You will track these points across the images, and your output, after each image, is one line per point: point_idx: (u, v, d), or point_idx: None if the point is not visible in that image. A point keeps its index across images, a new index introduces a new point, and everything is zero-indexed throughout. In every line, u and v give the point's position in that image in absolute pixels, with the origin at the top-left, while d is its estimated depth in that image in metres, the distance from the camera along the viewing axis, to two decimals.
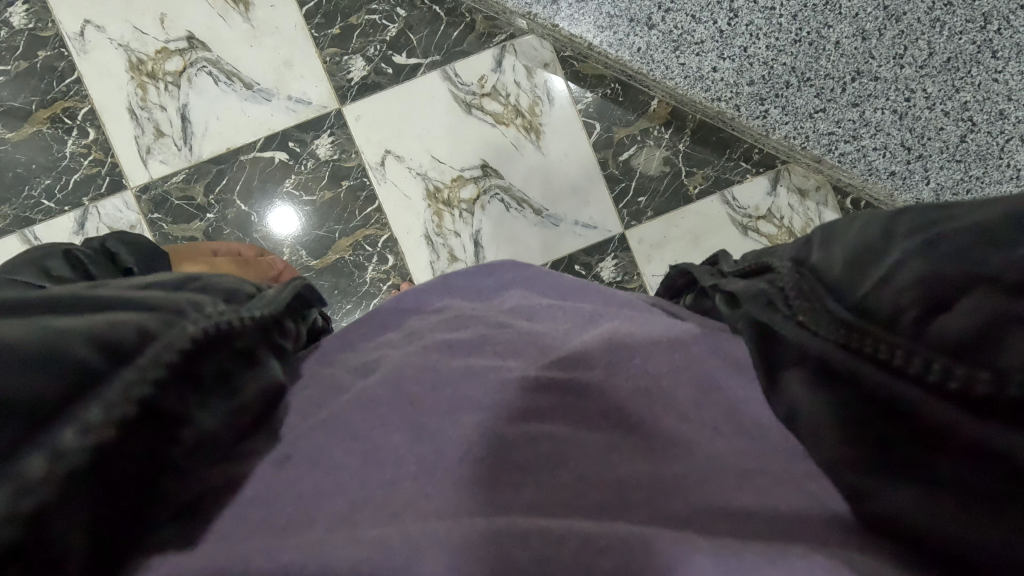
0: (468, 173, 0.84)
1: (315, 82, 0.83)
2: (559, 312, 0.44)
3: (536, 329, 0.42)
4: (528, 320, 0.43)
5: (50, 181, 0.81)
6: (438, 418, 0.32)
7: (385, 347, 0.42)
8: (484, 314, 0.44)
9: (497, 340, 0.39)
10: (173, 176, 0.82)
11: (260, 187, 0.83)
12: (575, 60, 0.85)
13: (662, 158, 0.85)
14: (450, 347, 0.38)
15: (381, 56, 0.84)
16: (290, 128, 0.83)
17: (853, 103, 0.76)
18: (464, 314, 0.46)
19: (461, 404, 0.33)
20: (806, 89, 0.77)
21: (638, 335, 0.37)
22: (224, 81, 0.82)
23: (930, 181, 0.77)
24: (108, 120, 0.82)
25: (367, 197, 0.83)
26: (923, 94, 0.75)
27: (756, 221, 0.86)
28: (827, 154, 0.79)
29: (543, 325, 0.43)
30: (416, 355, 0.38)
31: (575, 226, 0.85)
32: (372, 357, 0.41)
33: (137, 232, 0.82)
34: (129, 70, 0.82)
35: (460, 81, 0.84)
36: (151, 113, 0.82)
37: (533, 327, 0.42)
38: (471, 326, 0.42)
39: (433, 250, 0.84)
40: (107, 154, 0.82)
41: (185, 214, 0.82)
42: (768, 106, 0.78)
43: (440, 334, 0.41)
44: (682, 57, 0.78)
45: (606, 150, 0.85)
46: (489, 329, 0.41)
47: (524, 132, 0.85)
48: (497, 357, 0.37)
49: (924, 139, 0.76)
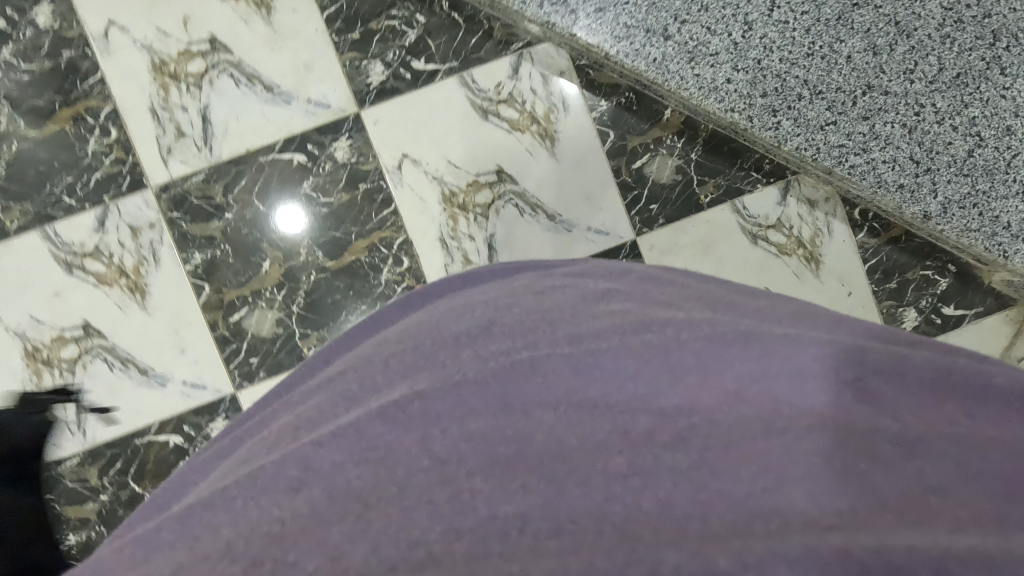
0: (484, 178, 0.86)
1: (334, 86, 0.84)
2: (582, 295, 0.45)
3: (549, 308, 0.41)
4: (551, 302, 0.43)
5: (71, 179, 0.83)
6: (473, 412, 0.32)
7: (414, 337, 0.42)
8: (504, 300, 0.44)
9: (521, 323, 0.40)
10: (192, 176, 0.83)
11: (277, 188, 0.84)
12: (590, 68, 0.87)
13: (674, 166, 0.87)
14: (478, 338, 0.39)
15: (400, 61, 0.85)
16: (309, 131, 0.84)
17: (864, 117, 0.78)
18: (485, 303, 0.46)
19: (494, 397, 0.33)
20: (818, 102, 0.78)
21: (668, 323, 0.37)
22: (244, 84, 0.84)
23: (937, 194, 0.79)
24: (129, 120, 0.83)
25: (383, 200, 0.85)
26: (933, 108, 0.76)
27: (765, 230, 0.87)
28: (838, 165, 0.80)
29: (556, 303, 0.42)
30: (445, 347, 0.39)
31: (587, 231, 0.86)
32: (399, 347, 0.41)
33: (157, 231, 0.83)
34: (151, 71, 0.83)
35: (477, 87, 0.86)
36: (172, 113, 0.83)
37: (557, 310, 0.42)
38: (496, 314, 0.42)
39: (448, 253, 0.85)
40: (128, 153, 0.83)
41: (204, 214, 0.83)
42: (780, 118, 0.79)
43: (466, 323, 0.41)
44: (697, 67, 0.79)
45: (619, 157, 0.86)
46: (516, 318, 0.41)
47: (539, 139, 0.86)
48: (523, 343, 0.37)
49: (933, 152, 0.78)
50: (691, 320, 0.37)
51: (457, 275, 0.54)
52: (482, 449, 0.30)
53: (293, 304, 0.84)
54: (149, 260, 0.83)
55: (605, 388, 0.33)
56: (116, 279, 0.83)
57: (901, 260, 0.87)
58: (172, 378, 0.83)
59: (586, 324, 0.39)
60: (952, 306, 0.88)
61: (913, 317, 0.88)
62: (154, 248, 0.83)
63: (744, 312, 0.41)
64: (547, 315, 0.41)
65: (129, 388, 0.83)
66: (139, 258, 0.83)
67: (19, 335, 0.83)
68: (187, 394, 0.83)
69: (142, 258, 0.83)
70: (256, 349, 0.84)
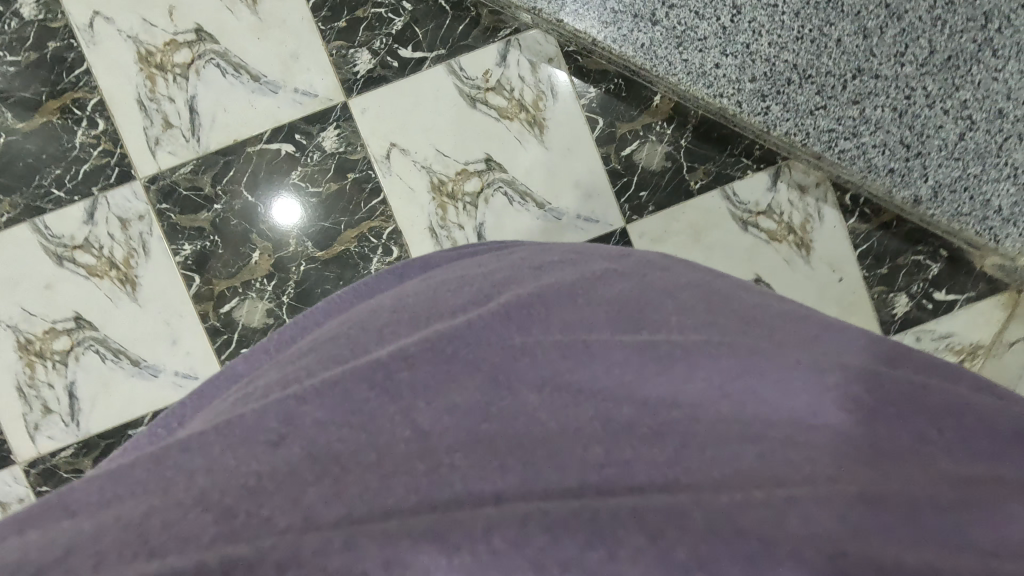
0: (472, 166, 0.85)
1: (322, 75, 0.84)
2: (561, 267, 0.44)
3: (541, 282, 0.41)
4: (527, 274, 0.43)
5: (59, 171, 0.82)
6: (442, 383, 0.32)
7: (385, 307, 0.41)
8: (495, 273, 0.44)
9: (494, 297, 0.39)
10: (180, 167, 0.83)
11: (266, 179, 0.84)
12: (579, 54, 0.86)
13: (664, 153, 0.86)
14: (453, 311, 0.38)
15: (387, 50, 0.85)
16: (297, 121, 0.84)
17: (854, 101, 0.77)
18: (459, 275, 0.45)
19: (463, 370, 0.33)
20: (807, 86, 0.77)
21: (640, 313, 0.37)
22: (231, 74, 0.83)
23: (928, 178, 0.78)
24: (117, 111, 0.83)
25: (372, 189, 0.85)
26: (923, 92, 0.76)
27: (756, 217, 0.87)
28: (828, 150, 0.79)
29: (547, 277, 0.41)
30: (416, 319, 0.38)
31: (577, 219, 0.86)
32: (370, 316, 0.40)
33: (146, 222, 0.83)
34: (138, 62, 0.83)
35: (465, 75, 0.85)
36: (159, 104, 0.83)
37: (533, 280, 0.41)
38: (470, 285, 0.42)
39: (438, 242, 0.85)
40: (116, 144, 0.83)
41: (193, 206, 0.83)
42: (769, 103, 0.79)
43: (439, 297, 0.41)
44: (686, 52, 0.79)
45: (608, 144, 0.86)
46: (490, 290, 0.40)
47: (527, 127, 0.86)
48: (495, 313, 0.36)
49: (923, 136, 0.77)
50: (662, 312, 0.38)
51: (436, 254, 0.54)
52: (451, 423, 0.30)
53: (283, 294, 0.84)
54: (139, 252, 0.84)
55: (576, 363, 0.33)
56: (106, 271, 0.83)
57: (892, 246, 0.87)
58: (164, 370, 0.84)
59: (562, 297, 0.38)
60: (944, 291, 0.88)
61: (905, 302, 0.88)
62: (144, 240, 0.83)
63: (731, 300, 0.41)
64: (522, 285, 0.40)
65: (122, 380, 0.84)
66: (129, 250, 0.83)
67: (12, 327, 0.83)
68: (179, 385, 0.84)
69: (131, 250, 0.83)
70: (247, 339, 0.84)
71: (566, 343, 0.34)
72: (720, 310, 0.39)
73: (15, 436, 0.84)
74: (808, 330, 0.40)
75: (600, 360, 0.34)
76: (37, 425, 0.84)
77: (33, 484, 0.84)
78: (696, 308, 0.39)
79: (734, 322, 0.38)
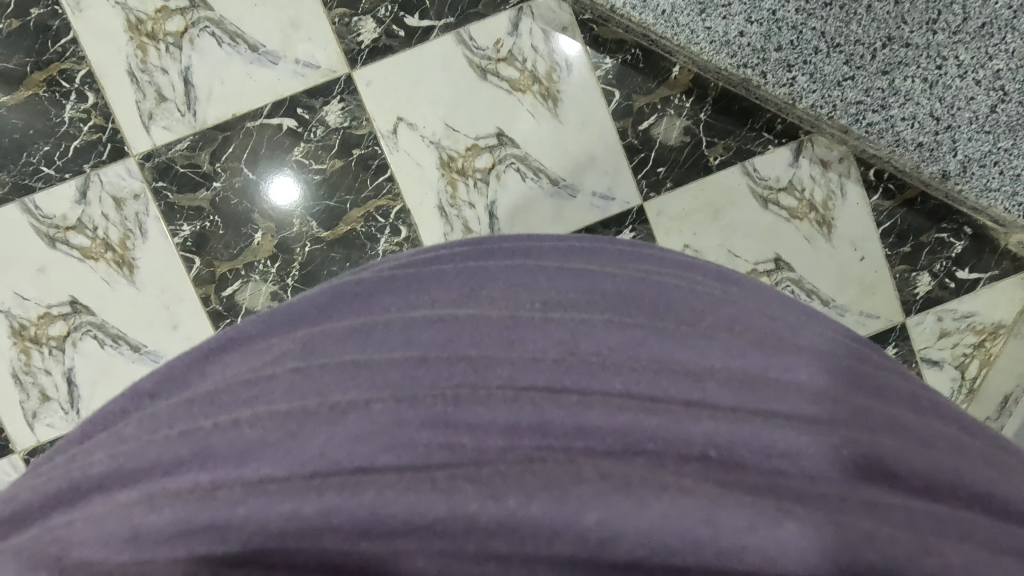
0: (483, 142, 0.82)
1: (324, 45, 0.80)
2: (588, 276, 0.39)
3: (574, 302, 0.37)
4: (540, 261, 0.40)
5: (48, 147, 0.78)
6: (483, 386, 0.30)
7: (395, 279, 0.38)
8: (520, 281, 0.38)
9: (516, 292, 0.37)
10: (176, 143, 0.79)
11: (267, 155, 0.80)
12: (594, 23, 0.82)
13: (683, 127, 0.83)
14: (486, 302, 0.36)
15: (392, 18, 0.80)
16: (298, 94, 0.80)
17: (883, 71, 0.74)
18: (465, 254, 0.42)
19: (509, 375, 0.31)
20: (835, 56, 0.74)
21: (677, 316, 0.36)
22: (227, 44, 0.79)
23: (957, 152, 0.75)
24: (107, 84, 0.78)
25: (378, 167, 0.81)
26: (955, 61, 0.72)
27: (776, 193, 0.84)
28: (855, 124, 0.76)
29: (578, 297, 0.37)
30: (436, 308, 0.36)
31: (592, 197, 0.83)
32: (376, 296, 0.37)
33: (142, 202, 0.79)
34: (128, 31, 0.78)
35: (475, 45, 0.81)
36: (151, 76, 0.78)
37: (549, 281, 0.38)
38: (486, 269, 0.39)
39: (448, 222, 0.82)
40: (107, 119, 0.78)
41: (190, 183, 0.79)
42: (795, 74, 0.75)
43: (446, 286, 0.38)
44: (708, 20, 0.75)
45: (625, 119, 0.83)
46: (512, 283, 0.38)
47: (541, 100, 0.82)
48: (528, 312, 0.35)
49: (954, 109, 0.74)
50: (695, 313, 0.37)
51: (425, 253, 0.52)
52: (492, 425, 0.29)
53: (288, 277, 0.81)
54: (135, 233, 0.80)
55: (619, 374, 0.32)
56: (102, 253, 0.80)
57: (915, 224, 0.85)
58: (166, 356, 0.81)
59: (587, 301, 0.37)
60: (967, 269, 0.85)
61: (926, 282, 0.86)
62: (140, 220, 0.80)
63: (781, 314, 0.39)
64: (545, 280, 0.38)
65: (123, 366, 0.81)
66: (125, 231, 0.80)
67: (5, 312, 0.80)
68: None
69: (128, 232, 0.80)
70: None
71: (607, 353, 0.33)
72: (752, 312, 0.38)
73: (13, 425, 0.81)
74: (835, 342, 0.40)
75: None
76: (35, 414, 0.81)
77: None
78: (730, 312, 0.38)
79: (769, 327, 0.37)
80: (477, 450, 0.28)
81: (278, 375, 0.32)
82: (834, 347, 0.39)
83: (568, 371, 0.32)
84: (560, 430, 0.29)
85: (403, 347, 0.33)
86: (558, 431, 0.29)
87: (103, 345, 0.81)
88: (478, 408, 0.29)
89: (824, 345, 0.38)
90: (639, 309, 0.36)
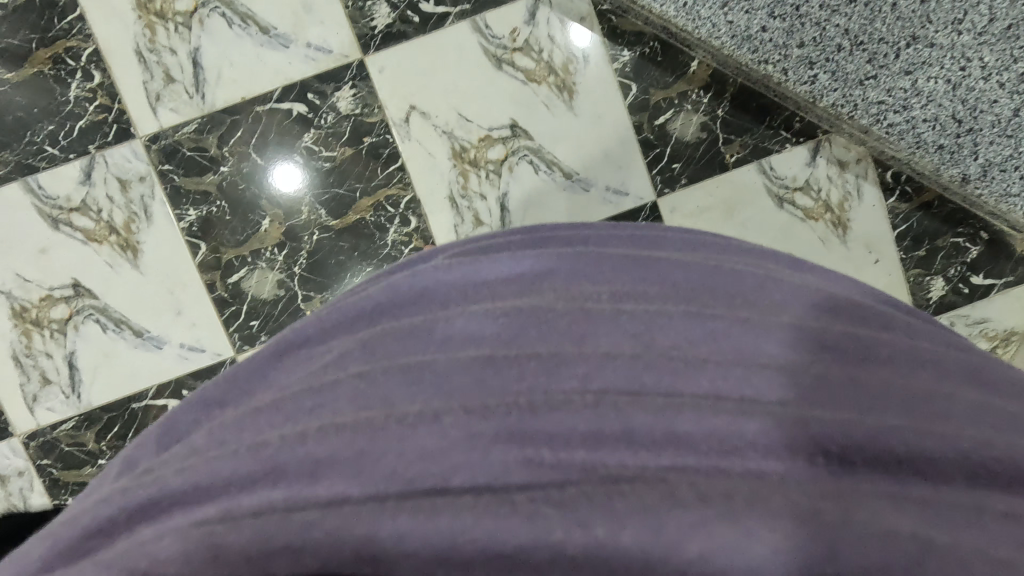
0: (497, 132, 0.80)
1: (336, 29, 0.78)
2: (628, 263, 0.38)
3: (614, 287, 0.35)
4: (569, 248, 0.39)
5: (53, 127, 0.77)
6: (526, 395, 0.30)
7: (424, 270, 0.38)
8: (560, 270, 0.37)
9: (552, 281, 0.36)
10: (184, 126, 0.78)
11: (276, 141, 0.78)
12: (613, 14, 0.80)
13: (700, 123, 0.82)
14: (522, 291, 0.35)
15: (408, 3, 0.78)
16: (310, 78, 0.78)
17: (906, 71, 0.72)
18: (492, 244, 0.41)
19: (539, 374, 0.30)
20: (858, 54, 0.72)
21: (719, 308, 0.34)
22: (238, 25, 0.77)
23: (978, 155, 0.74)
24: (114, 63, 0.77)
25: (389, 155, 0.79)
26: (980, 63, 0.70)
27: (792, 193, 0.83)
28: (876, 124, 0.76)
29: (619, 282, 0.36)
30: (472, 293, 0.35)
31: (605, 192, 0.82)
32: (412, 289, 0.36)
33: (147, 185, 0.78)
34: (136, 9, 0.76)
35: (491, 33, 0.79)
36: (160, 56, 0.77)
37: (589, 269, 0.37)
38: (522, 253, 0.39)
39: (458, 213, 0.81)
40: (114, 99, 0.77)
41: (197, 167, 0.78)
42: (816, 71, 0.74)
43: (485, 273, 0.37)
44: (731, 14, 0.73)
45: (641, 113, 0.81)
46: (549, 270, 0.37)
47: (557, 91, 0.81)
48: (563, 306, 0.34)
49: (976, 111, 0.72)
50: (745, 304, 0.35)
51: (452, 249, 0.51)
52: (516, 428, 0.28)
53: (295, 266, 0.79)
54: (140, 216, 0.78)
55: (658, 375, 0.31)
56: (106, 236, 0.78)
57: (931, 227, 0.83)
58: (169, 341, 0.80)
59: (628, 289, 0.36)
60: (981, 275, 0.85)
61: (940, 286, 0.85)
62: (145, 204, 0.78)
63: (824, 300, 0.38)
64: (580, 267, 0.37)
65: (124, 351, 0.80)
66: (130, 215, 0.78)
67: (6, 294, 0.79)
68: (185, 357, 0.80)
69: (132, 215, 0.78)
70: (256, 311, 0.80)
71: (651, 353, 0.32)
72: (802, 296, 0.36)
73: (13, 408, 0.80)
74: (894, 320, 0.37)
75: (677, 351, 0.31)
76: (36, 397, 0.80)
77: (35, 457, 0.80)
78: (776, 299, 0.36)
79: (825, 314, 0.35)
80: (506, 458, 0.27)
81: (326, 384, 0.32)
82: (894, 329, 0.36)
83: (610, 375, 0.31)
84: (602, 447, 0.28)
85: (441, 352, 0.32)
86: (598, 447, 0.28)
87: (105, 325, 0.79)
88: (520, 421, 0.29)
89: (883, 326, 0.36)
90: (680, 300, 0.35)
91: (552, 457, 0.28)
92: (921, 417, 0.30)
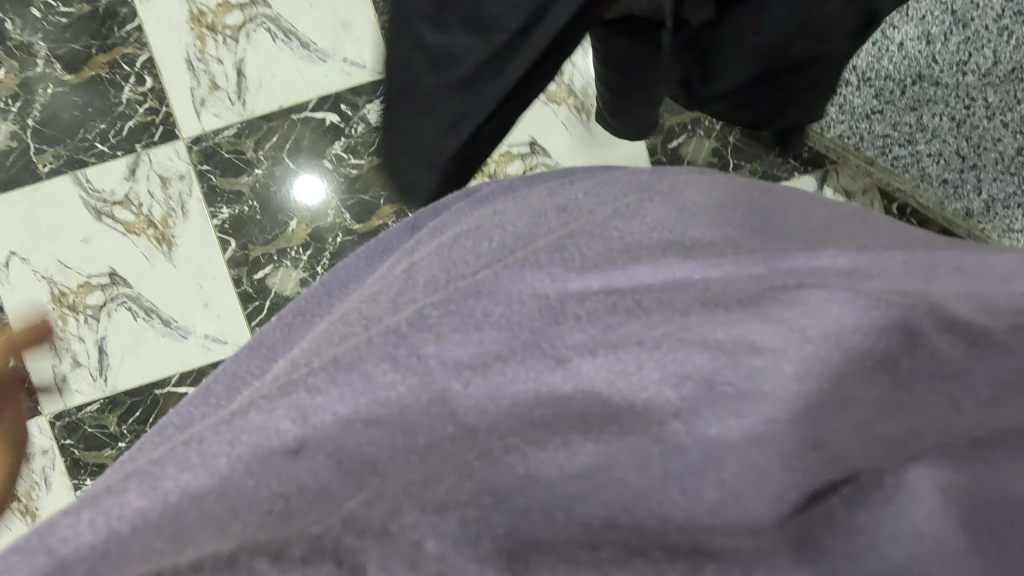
0: (516, 149, 0.84)
1: (371, 46, 0.84)
2: (622, 181, 0.37)
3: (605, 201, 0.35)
4: (566, 184, 0.39)
5: (104, 125, 0.83)
6: (528, 266, 0.30)
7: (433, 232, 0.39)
8: (563, 189, 0.38)
9: (550, 202, 0.36)
10: (224, 130, 0.83)
11: (310, 149, 0.83)
12: None
13: (711, 149, 0.85)
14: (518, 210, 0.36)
15: None
16: (343, 90, 0.84)
17: (911, 108, 0.76)
18: (501, 193, 0.44)
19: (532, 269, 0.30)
20: (866, 89, 0.77)
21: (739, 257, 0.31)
22: (281, 40, 0.83)
23: (981, 192, 0.76)
24: (165, 69, 0.83)
25: None
26: (983, 103, 0.74)
27: None
28: (881, 156, 0.78)
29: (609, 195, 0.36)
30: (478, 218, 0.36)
31: None
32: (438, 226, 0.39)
33: (186, 183, 0.83)
34: (189, 21, 0.83)
35: None
36: (207, 65, 0.83)
37: (595, 187, 0.37)
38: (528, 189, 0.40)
39: None
40: (162, 102, 0.83)
41: (234, 169, 0.83)
42: (826, 103, 0.78)
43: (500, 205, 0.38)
44: None
45: (656, 136, 0.85)
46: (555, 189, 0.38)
47: (575, 113, 0.85)
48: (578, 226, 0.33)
49: (979, 148, 0.75)
50: (725, 211, 0.34)
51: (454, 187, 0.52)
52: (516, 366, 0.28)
53: (317, 266, 0.83)
54: (177, 212, 0.83)
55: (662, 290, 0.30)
56: (144, 229, 0.83)
57: None
58: (193, 331, 0.82)
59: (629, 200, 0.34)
60: None
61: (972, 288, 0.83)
62: (183, 201, 0.83)
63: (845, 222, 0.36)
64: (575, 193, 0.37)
65: (150, 339, 0.82)
66: (167, 210, 0.83)
67: (46, 279, 0.83)
68: (207, 348, 0.82)
69: (169, 210, 0.83)
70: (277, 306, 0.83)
71: (636, 273, 0.30)
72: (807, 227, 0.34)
73: (42, 388, 0.82)
74: (877, 224, 0.37)
75: (670, 271, 0.30)
76: (65, 378, 0.82)
77: (58, 436, 0.82)
78: (770, 227, 0.34)
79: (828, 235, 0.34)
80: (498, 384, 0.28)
81: (370, 293, 0.34)
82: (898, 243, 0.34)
83: (596, 255, 0.31)
84: (604, 322, 0.29)
85: (436, 270, 0.33)
86: (599, 318, 0.29)
87: (136, 315, 0.82)
88: (529, 284, 0.30)
89: (884, 239, 0.35)
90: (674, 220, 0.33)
91: (556, 324, 0.29)
92: (926, 343, 0.28)
